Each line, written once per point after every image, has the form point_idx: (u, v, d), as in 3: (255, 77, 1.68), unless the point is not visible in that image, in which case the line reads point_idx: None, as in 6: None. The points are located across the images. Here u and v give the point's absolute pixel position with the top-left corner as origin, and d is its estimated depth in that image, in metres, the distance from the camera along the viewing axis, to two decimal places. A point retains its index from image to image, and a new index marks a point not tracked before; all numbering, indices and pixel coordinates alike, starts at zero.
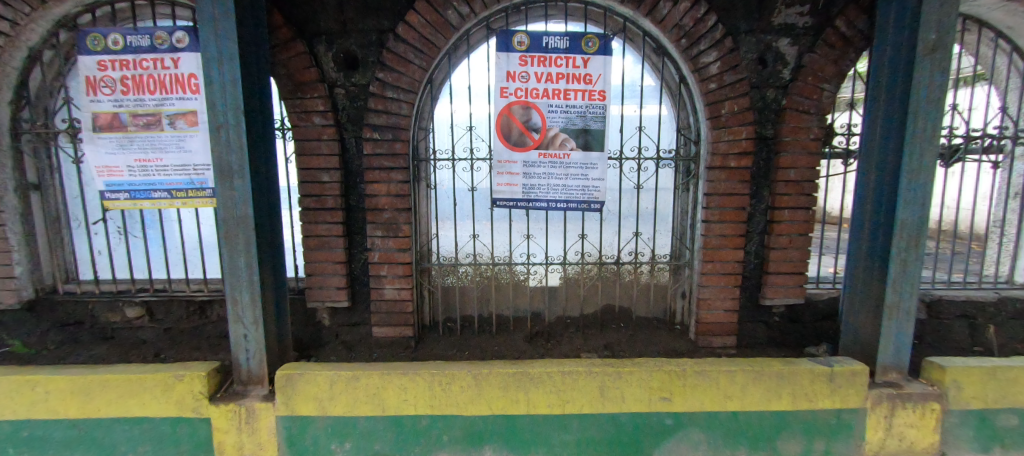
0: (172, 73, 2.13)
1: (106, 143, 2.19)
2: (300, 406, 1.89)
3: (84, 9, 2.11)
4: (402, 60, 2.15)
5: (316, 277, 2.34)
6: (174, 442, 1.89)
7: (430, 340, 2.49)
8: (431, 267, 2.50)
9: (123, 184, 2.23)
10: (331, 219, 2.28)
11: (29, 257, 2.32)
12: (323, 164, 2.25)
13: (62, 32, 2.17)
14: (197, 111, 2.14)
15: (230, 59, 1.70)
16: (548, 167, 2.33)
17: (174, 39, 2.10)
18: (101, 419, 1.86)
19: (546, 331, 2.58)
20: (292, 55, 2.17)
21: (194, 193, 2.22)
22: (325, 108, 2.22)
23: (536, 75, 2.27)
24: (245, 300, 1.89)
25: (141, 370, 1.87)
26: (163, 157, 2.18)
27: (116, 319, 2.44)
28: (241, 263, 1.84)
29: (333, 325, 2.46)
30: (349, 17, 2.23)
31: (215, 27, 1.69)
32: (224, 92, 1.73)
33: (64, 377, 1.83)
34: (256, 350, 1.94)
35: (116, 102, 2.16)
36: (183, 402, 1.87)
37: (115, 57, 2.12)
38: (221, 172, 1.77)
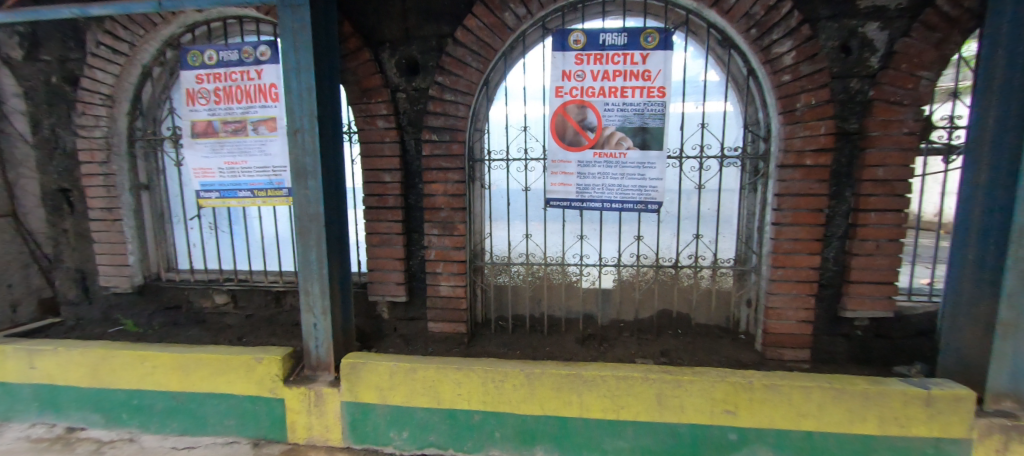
0: (256, 84, 2.35)
1: (202, 148, 2.44)
2: (363, 393, 2.00)
3: (187, 30, 2.39)
4: (460, 64, 2.22)
5: (377, 272, 2.47)
6: (254, 419, 2.09)
7: (483, 337, 2.53)
8: (484, 265, 2.54)
9: (214, 184, 2.48)
10: (391, 217, 2.40)
11: (140, 247, 2.67)
12: (385, 165, 2.37)
13: (168, 50, 2.47)
14: (277, 117, 2.34)
15: (307, 69, 1.85)
16: (603, 167, 2.28)
17: (258, 53, 2.31)
18: (195, 393, 2.09)
19: (599, 334, 2.53)
20: (360, 63, 2.31)
21: (273, 193, 2.43)
22: (388, 112, 2.33)
23: (593, 73, 2.22)
24: (315, 291, 2.03)
25: (228, 351, 2.08)
26: (248, 159, 2.41)
27: (207, 305, 2.72)
28: (313, 257, 1.99)
29: (392, 318, 2.58)
30: (410, 24, 2.33)
31: (295, 40, 1.85)
32: (302, 98, 1.88)
33: (167, 353, 2.07)
34: (324, 339, 2.08)
35: (210, 111, 2.40)
36: (262, 383, 2.05)
37: (209, 71, 2.37)
38: (297, 173, 1.93)
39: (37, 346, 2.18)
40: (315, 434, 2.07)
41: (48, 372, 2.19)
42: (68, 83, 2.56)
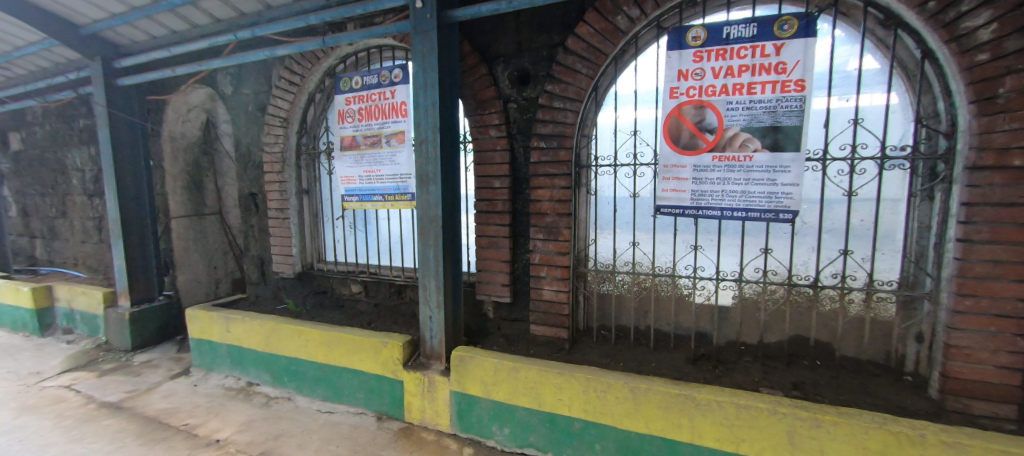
0: (391, 102, 2.69)
1: (347, 159, 2.88)
2: (470, 385, 2.13)
3: (340, 60, 2.87)
4: (570, 71, 2.25)
5: (484, 272, 2.61)
6: (379, 395, 2.37)
7: (585, 344, 2.49)
8: (587, 272, 2.50)
9: (355, 190, 2.90)
10: (499, 221, 2.52)
11: (300, 241, 3.26)
12: (495, 172, 2.51)
13: (327, 79, 3.00)
14: (406, 131, 2.65)
15: (432, 86, 2.08)
16: (724, 172, 2.07)
17: (393, 76, 2.65)
18: (335, 367, 2.46)
19: (714, 355, 2.29)
20: (477, 77, 2.50)
21: (400, 197, 2.75)
22: (499, 122, 2.47)
23: (714, 70, 2.05)
24: (432, 286, 2.24)
25: (361, 333, 2.40)
26: (382, 168, 2.77)
27: (345, 292, 3.17)
28: (431, 254, 2.20)
29: (496, 318, 2.70)
30: (523, 37, 2.44)
31: (424, 62, 2.10)
32: (427, 112, 2.12)
33: (317, 330, 2.48)
34: (438, 331, 2.26)
35: (354, 128, 2.83)
36: (386, 364, 2.32)
37: (356, 94, 2.79)
38: (421, 180, 2.17)
39: (232, 315, 2.79)
40: (427, 417, 2.27)
41: (237, 336, 2.79)
42: (258, 110, 3.25)
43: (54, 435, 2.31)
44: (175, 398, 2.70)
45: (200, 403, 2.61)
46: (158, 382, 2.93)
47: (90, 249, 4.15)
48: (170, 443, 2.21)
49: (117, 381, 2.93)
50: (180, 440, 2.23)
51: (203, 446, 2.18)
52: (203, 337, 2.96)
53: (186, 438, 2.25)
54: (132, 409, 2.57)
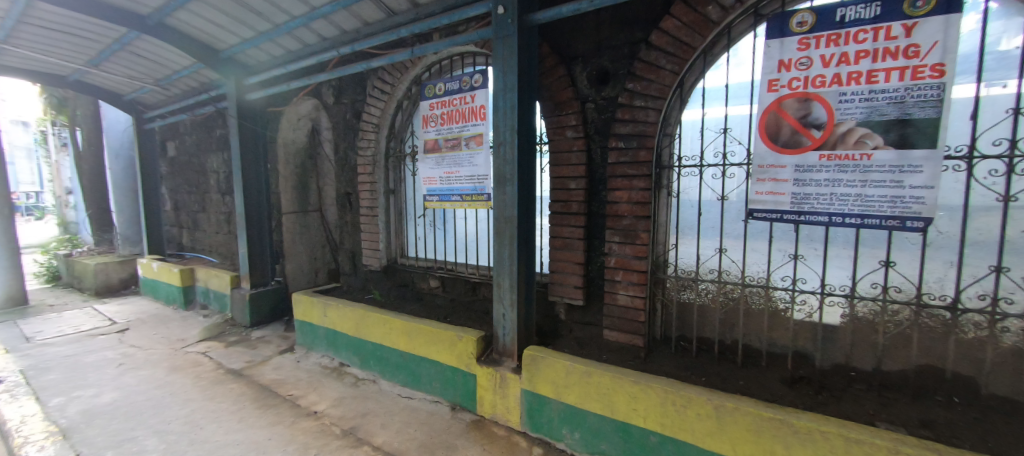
0: (471, 106, 2.79)
1: (430, 161, 3.04)
2: (541, 385, 2.14)
3: (426, 69, 3.07)
4: (654, 68, 2.16)
5: (558, 274, 2.61)
6: (454, 386, 2.48)
7: (662, 354, 2.37)
8: (666, 278, 2.36)
9: (436, 190, 3.05)
10: (573, 222, 2.50)
11: (386, 237, 3.53)
12: (571, 173, 2.49)
13: (413, 87, 3.22)
14: (484, 133, 2.73)
15: (511, 90, 2.13)
16: (834, 172, 1.83)
17: (473, 80, 2.74)
18: (414, 355, 2.62)
19: (814, 378, 2.03)
20: (555, 78, 2.51)
21: (477, 197, 2.83)
22: (577, 123, 2.45)
23: (824, 58, 1.82)
24: (506, 284, 2.29)
25: (438, 326, 2.53)
26: (460, 170, 2.88)
27: (424, 286, 3.37)
28: (506, 253, 2.25)
29: (568, 320, 2.68)
30: (604, 36, 2.40)
31: (504, 66, 2.16)
32: (505, 115, 2.17)
33: (400, 319, 2.67)
34: (511, 329, 2.30)
35: (437, 131, 2.98)
36: (461, 357, 2.41)
37: (439, 99, 2.95)
38: (499, 180, 2.24)
39: (329, 301, 3.12)
40: (498, 412, 2.32)
41: (332, 321, 3.11)
42: (354, 117, 3.60)
43: (194, 392, 2.78)
44: (282, 371, 3.08)
45: (302, 378, 2.95)
46: (269, 355, 3.37)
47: (222, 238, 4.92)
48: (278, 410, 2.53)
49: (239, 352, 3.44)
50: (286, 408, 2.55)
51: (304, 416, 2.46)
52: (305, 320, 3.34)
53: (291, 407, 2.56)
54: (250, 377, 2.99)
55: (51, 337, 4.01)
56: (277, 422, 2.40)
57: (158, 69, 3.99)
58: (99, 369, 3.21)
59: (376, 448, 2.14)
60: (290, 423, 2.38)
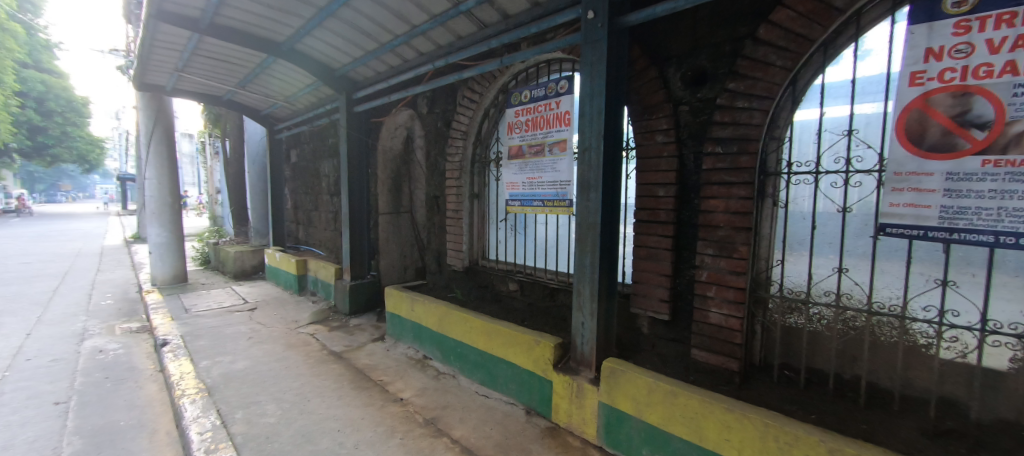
0: (555, 112, 2.79)
1: (513, 167, 3.11)
2: (620, 400, 2.05)
3: (513, 77, 3.17)
4: (761, 65, 1.96)
5: (641, 285, 2.49)
6: (529, 390, 2.49)
7: (761, 383, 2.12)
8: (769, 298, 2.11)
9: (518, 195, 3.10)
10: (661, 231, 2.37)
11: (470, 239, 3.70)
12: (660, 179, 2.37)
13: (501, 95, 3.35)
14: (568, 139, 2.71)
15: (599, 95, 2.10)
16: (1004, 182, 1.46)
17: (559, 87, 2.75)
18: (492, 355, 2.69)
19: (968, 432, 1.63)
20: (645, 81, 2.42)
21: (558, 203, 2.81)
22: (668, 127, 2.33)
23: (991, 43, 1.47)
24: (586, 292, 2.24)
25: (517, 328, 2.57)
26: (543, 175, 2.89)
27: (503, 289, 3.45)
28: (588, 260, 2.20)
29: (651, 334, 2.53)
30: (701, 34, 2.25)
31: (592, 71, 2.13)
32: (592, 121, 2.14)
33: (480, 319, 2.77)
34: (589, 338, 2.23)
35: (521, 138, 3.04)
36: (538, 361, 2.42)
37: (524, 106, 3.01)
38: (583, 187, 2.21)
39: (416, 297, 3.35)
40: (574, 422, 2.27)
41: (418, 315, 3.32)
42: (444, 126, 3.85)
43: (303, 368, 3.18)
44: (374, 357, 3.38)
45: (390, 365, 3.21)
46: (363, 342, 3.72)
47: (329, 234, 5.57)
48: (370, 393, 2.78)
49: (339, 337, 3.84)
50: (376, 392, 2.79)
51: (391, 401, 2.67)
52: (394, 312, 3.63)
53: (380, 391, 2.79)
54: (348, 360, 3.32)
55: (202, 310, 4.89)
56: (369, 403, 2.63)
57: (287, 88, 4.67)
58: (235, 340, 3.83)
59: (455, 440, 2.23)
60: (379, 407, 2.60)
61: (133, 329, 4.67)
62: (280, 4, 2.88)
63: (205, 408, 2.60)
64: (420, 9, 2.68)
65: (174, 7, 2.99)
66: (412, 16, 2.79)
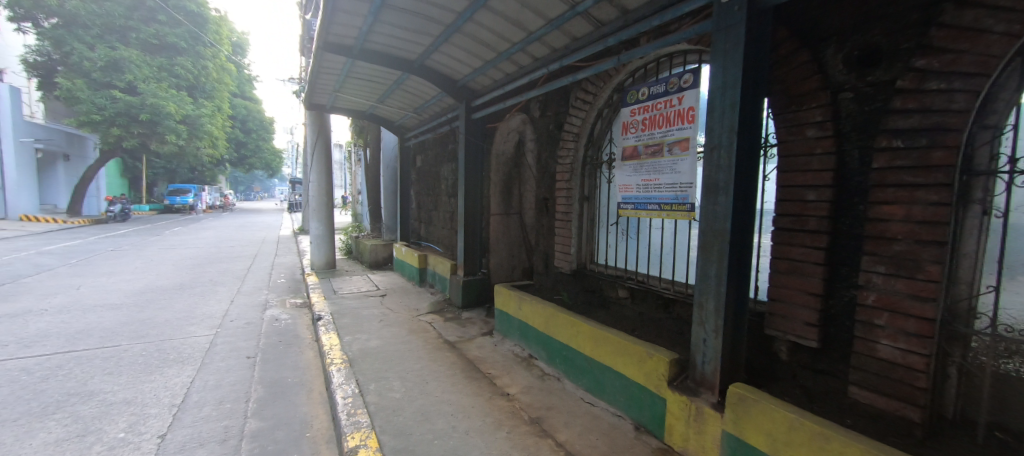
0: (677, 109, 2.58)
1: (627, 168, 2.98)
2: (750, 433, 1.76)
3: (630, 75, 3.05)
4: (969, 33, 1.53)
5: (780, 303, 2.15)
6: (639, 405, 2.35)
7: (955, 443, 1.65)
8: (971, 336, 1.64)
9: (632, 198, 2.95)
10: (809, 242, 2.01)
11: (578, 241, 3.67)
12: (810, 181, 2.02)
13: (615, 95, 3.25)
14: (691, 138, 2.47)
15: (733, 86, 1.85)
16: None
17: (682, 81, 2.53)
18: (600, 363, 2.61)
19: None
20: (793, 67, 2.09)
21: (677, 207, 2.58)
22: (823, 119, 1.97)
23: None
24: (710, 307, 1.98)
25: (628, 338, 2.44)
26: (661, 177, 2.70)
27: (612, 295, 3.33)
28: (713, 271, 1.95)
29: (790, 362, 2.18)
30: (874, 3, 1.85)
31: (726, 59, 1.89)
32: (724, 116, 1.91)
33: (587, 324, 2.71)
34: (712, 358, 1.98)
35: (637, 138, 2.89)
36: (650, 376, 2.26)
37: (641, 105, 2.85)
38: (710, 189, 1.98)
39: (524, 297, 3.45)
40: (690, 447, 2.05)
41: (526, 315, 3.40)
42: (556, 129, 3.89)
43: (423, 352, 3.52)
44: (483, 350, 3.56)
45: (498, 360, 3.35)
46: (474, 335, 3.96)
47: (446, 232, 6.08)
48: (479, 383, 2.94)
49: (453, 328, 4.16)
50: (484, 383, 2.94)
51: (498, 394, 2.78)
52: (503, 309, 3.77)
53: (488, 383, 2.94)
54: (460, 350, 3.57)
55: (346, 293, 5.78)
56: (478, 394, 2.78)
57: (416, 100, 5.23)
58: (369, 321, 4.43)
59: (560, 443, 2.22)
60: (488, 398, 2.73)
61: (298, 304, 5.76)
62: (416, 26, 3.24)
63: (347, 377, 3.06)
64: (538, 16, 2.75)
65: (336, 38, 3.59)
66: (529, 23, 2.87)
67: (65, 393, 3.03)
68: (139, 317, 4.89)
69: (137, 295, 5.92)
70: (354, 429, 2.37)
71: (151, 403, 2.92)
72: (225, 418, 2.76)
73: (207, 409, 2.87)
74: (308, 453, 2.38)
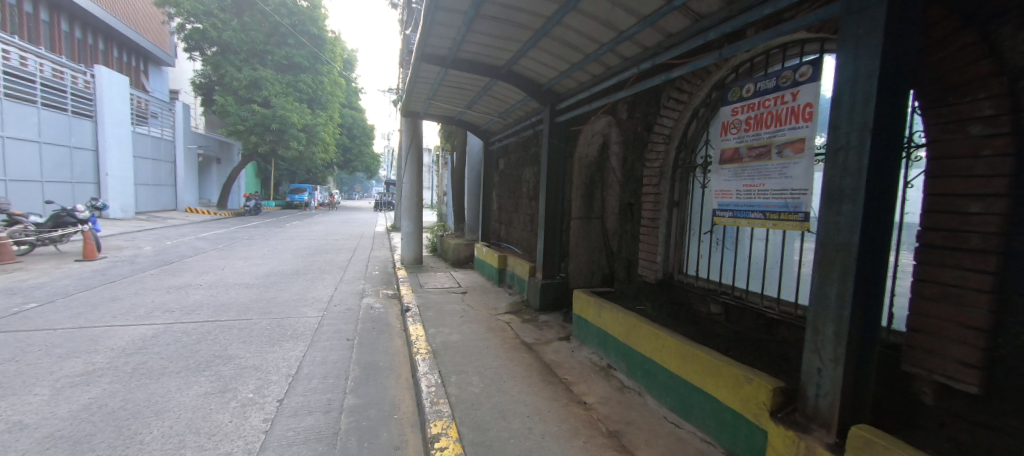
0: (790, 106, 2.29)
1: (726, 172, 2.73)
2: None
3: (733, 70, 2.79)
4: None
5: (925, 335, 1.81)
6: (734, 433, 2.11)
7: None
8: None
9: (730, 204, 2.69)
10: (969, 264, 1.64)
11: (666, 249, 3.48)
12: (973, 189, 1.65)
13: (714, 92, 2.99)
14: (807, 138, 2.17)
15: (868, 77, 1.54)
16: None
17: (798, 74, 2.24)
18: (687, 382, 2.42)
19: None
20: (952, 50, 1.73)
21: (787, 216, 2.29)
22: (995, 112, 1.58)
23: None
24: (828, 333, 1.69)
25: (722, 358, 2.22)
26: (767, 182, 2.42)
27: (702, 310, 3.12)
28: (833, 293, 1.66)
29: (937, 408, 1.81)
30: None
31: (858, 45, 1.59)
32: (853, 113, 1.60)
33: (674, 339, 2.53)
34: (829, 391, 1.69)
35: (739, 139, 2.63)
36: (748, 403, 2.01)
37: (745, 102, 2.59)
38: (832, 197, 1.68)
39: (604, 304, 3.35)
40: None
41: (605, 323, 3.30)
42: (646, 131, 3.74)
43: (500, 351, 3.60)
44: (560, 355, 3.54)
45: (575, 366, 3.30)
46: (551, 338, 3.96)
47: (526, 234, 6.17)
48: (555, 388, 2.92)
49: (530, 329, 4.20)
50: (561, 389, 2.91)
51: (575, 401, 2.73)
52: (582, 315, 3.70)
53: (565, 389, 2.90)
54: (537, 352, 3.59)
55: (431, 287, 6.18)
56: (554, 398, 2.76)
57: (501, 104, 5.40)
58: (452, 316, 4.68)
59: None
60: (564, 404, 2.69)
61: (389, 294, 6.31)
62: (505, 32, 3.34)
63: (430, 367, 3.25)
64: (630, 14, 2.65)
65: (433, 50, 3.85)
66: (620, 22, 2.79)
67: (212, 355, 3.67)
68: (266, 296, 5.77)
69: (265, 277, 7.00)
70: (436, 417, 2.51)
71: (273, 371, 3.41)
72: (328, 391, 3.12)
73: (315, 382, 3.26)
74: (396, 434, 2.58)
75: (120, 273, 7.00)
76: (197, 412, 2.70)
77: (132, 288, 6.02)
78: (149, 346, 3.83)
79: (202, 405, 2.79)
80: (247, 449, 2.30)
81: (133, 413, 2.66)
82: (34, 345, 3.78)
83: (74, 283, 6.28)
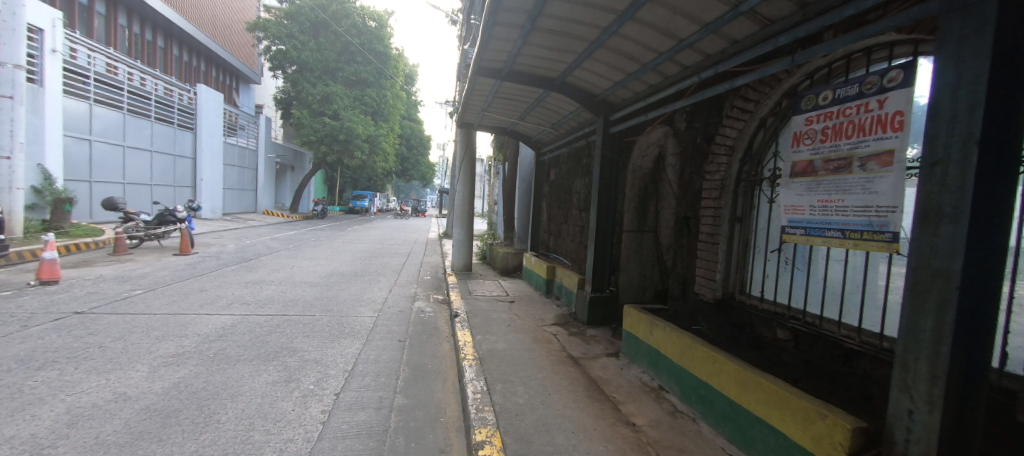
0: (876, 115, 2.08)
1: (798, 186, 2.53)
2: None
3: (807, 76, 2.59)
4: None
5: None
6: None
7: None
8: None
9: (802, 221, 2.48)
10: None
11: (727, 267, 3.26)
12: None
13: (784, 100, 2.78)
14: (897, 150, 1.94)
15: (973, 82, 1.35)
16: None
17: (886, 80, 2.04)
18: (748, 411, 2.23)
19: None
20: None
21: (872, 236, 2.05)
22: None
23: None
24: (921, 371, 1.49)
25: (790, 389, 2.02)
26: (846, 198, 2.20)
27: (768, 335, 2.88)
28: (928, 325, 1.46)
29: None
30: None
31: (961, 47, 1.41)
32: (955, 123, 1.41)
33: (734, 364, 2.36)
34: (921, 436, 1.47)
35: (814, 151, 2.43)
36: (820, 442, 1.80)
37: (822, 111, 2.39)
38: (928, 217, 1.49)
39: (656, 322, 3.21)
40: None
41: (657, 341, 3.16)
42: (706, 141, 3.57)
43: (546, 363, 3.56)
44: (608, 372, 3.43)
45: (624, 385, 3.18)
46: (598, 353, 3.86)
47: (575, 246, 6.10)
48: (602, 406, 2.83)
49: (577, 343, 4.12)
50: (608, 407, 2.81)
51: (623, 422, 2.62)
52: (632, 332, 3.58)
53: (612, 408, 2.80)
54: (583, 367, 3.51)
55: (479, 295, 6.29)
56: (600, 416, 2.68)
57: (554, 115, 5.42)
58: (498, 324, 4.72)
59: None
60: (611, 423, 2.60)
61: (439, 299, 6.51)
62: (560, 44, 3.36)
63: (477, 374, 3.30)
64: (691, 21, 2.56)
65: (489, 63, 3.97)
66: (680, 30, 2.70)
67: (280, 347, 4.00)
68: (328, 295, 6.20)
69: (328, 277, 7.53)
70: (480, 424, 2.53)
71: (331, 365, 3.64)
72: (380, 389, 3.26)
73: (368, 379, 3.43)
74: (441, 437, 2.63)
75: (208, 267, 7.88)
76: (265, 398, 2.94)
77: (217, 281, 6.75)
78: (228, 335, 4.26)
79: (270, 392, 3.04)
80: (306, 437, 2.46)
81: (212, 394, 2.96)
82: (138, 327, 4.35)
83: (172, 274, 7.16)
